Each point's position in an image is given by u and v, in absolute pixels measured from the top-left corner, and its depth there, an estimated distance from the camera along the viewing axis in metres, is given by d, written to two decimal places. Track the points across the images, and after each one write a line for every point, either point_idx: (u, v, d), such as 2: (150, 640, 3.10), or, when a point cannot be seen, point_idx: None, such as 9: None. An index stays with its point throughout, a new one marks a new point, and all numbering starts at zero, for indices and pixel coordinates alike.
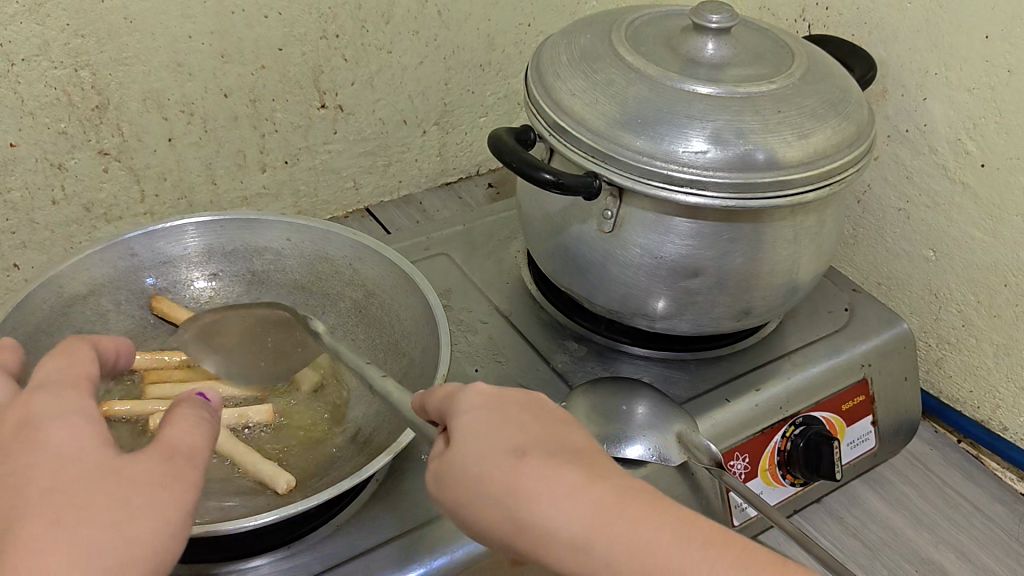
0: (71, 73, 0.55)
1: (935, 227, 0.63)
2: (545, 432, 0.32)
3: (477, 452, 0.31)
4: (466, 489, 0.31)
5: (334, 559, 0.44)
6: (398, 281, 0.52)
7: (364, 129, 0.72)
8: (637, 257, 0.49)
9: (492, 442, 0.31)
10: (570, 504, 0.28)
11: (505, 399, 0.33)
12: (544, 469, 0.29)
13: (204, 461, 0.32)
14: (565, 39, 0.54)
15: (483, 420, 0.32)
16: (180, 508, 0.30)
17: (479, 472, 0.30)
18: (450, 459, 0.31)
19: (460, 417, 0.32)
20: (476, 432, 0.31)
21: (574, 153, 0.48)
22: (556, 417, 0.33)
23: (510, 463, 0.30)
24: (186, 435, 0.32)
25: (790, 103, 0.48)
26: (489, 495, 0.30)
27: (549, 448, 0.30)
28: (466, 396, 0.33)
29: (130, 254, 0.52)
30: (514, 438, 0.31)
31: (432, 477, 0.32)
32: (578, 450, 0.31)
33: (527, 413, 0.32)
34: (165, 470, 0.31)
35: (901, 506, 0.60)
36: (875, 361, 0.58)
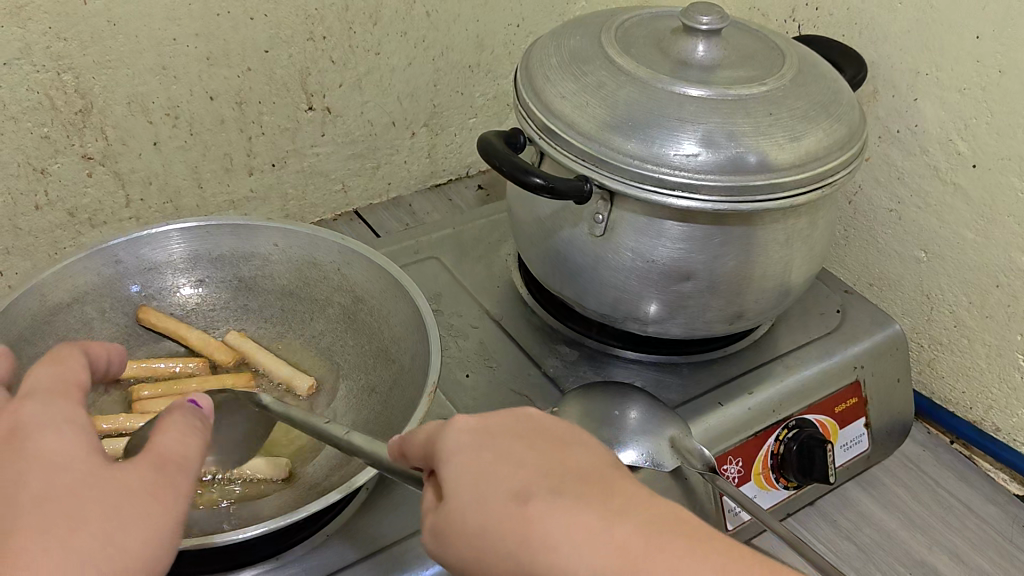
0: (54, 77, 0.54)
1: (927, 228, 0.62)
2: (543, 463, 0.29)
3: (476, 503, 0.28)
4: (474, 543, 0.28)
5: (325, 570, 0.43)
6: (386, 286, 0.51)
7: (352, 131, 0.71)
8: (628, 261, 0.49)
9: (488, 490, 0.28)
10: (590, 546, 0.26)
11: (496, 431, 0.31)
12: (555, 510, 0.27)
13: (195, 467, 0.32)
14: (554, 41, 0.53)
15: (474, 464, 0.30)
16: (172, 518, 0.30)
17: (486, 524, 0.28)
18: (451, 515, 0.29)
19: (447, 464, 0.30)
20: (469, 479, 0.29)
21: (562, 155, 0.47)
22: (554, 440, 0.31)
23: (514, 511, 0.28)
24: (178, 443, 0.32)
25: (781, 105, 0.47)
26: (501, 550, 0.27)
27: (552, 484, 0.28)
28: (449, 438, 0.31)
29: (115, 261, 0.51)
30: (512, 480, 0.29)
31: (433, 534, 0.30)
32: (588, 476, 0.29)
33: (520, 443, 0.30)
34: (155, 479, 0.30)
35: (894, 508, 0.60)
36: (867, 363, 0.58)
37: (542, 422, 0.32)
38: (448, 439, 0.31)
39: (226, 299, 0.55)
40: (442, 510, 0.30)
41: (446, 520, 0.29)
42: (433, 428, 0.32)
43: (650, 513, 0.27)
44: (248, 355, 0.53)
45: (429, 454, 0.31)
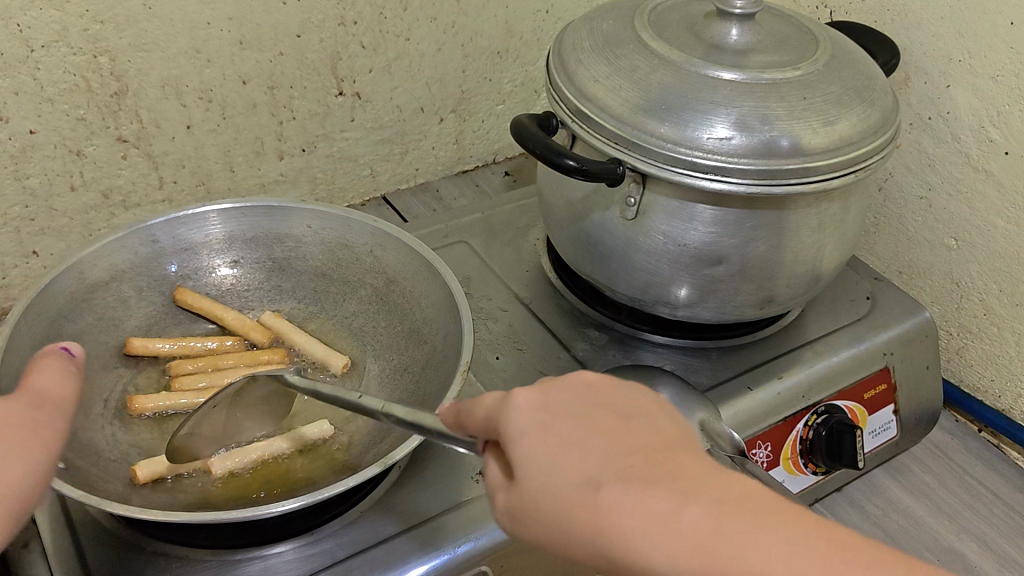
0: (90, 59, 0.55)
1: (958, 216, 0.62)
2: (613, 439, 0.26)
3: (547, 486, 0.26)
4: (546, 528, 0.26)
5: (358, 545, 0.44)
6: (418, 268, 0.52)
7: (381, 116, 0.72)
8: (660, 244, 0.49)
9: (558, 476, 0.25)
10: (676, 537, 0.23)
11: (559, 406, 0.28)
12: (629, 497, 0.24)
13: (70, 406, 0.34)
14: (587, 25, 0.53)
15: (539, 445, 0.26)
16: (48, 447, 0.31)
17: (558, 509, 0.25)
18: (521, 497, 0.26)
19: (510, 444, 0.27)
20: (536, 459, 0.26)
21: (595, 138, 0.48)
22: (619, 413, 0.27)
23: (589, 500, 0.25)
24: (55, 384, 0.34)
25: (815, 90, 0.47)
26: (575, 537, 0.25)
27: (625, 466, 0.25)
28: (511, 414, 0.27)
29: (152, 241, 0.52)
30: (582, 462, 0.25)
31: (504, 513, 0.27)
32: (663, 455, 0.26)
33: (586, 419, 0.27)
34: (33, 412, 0.32)
35: (921, 495, 0.60)
36: (897, 350, 0.58)
37: (603, 390, 0.29)
38: (509, 416, 0.27)
39: (260, 280, 0.56)
40: (511, 492, 0.27)
41: (515, 502, 0.27)
42: (494, 398, 0.29)
43: (736, 494, 0.24)
44: (284, 334, 0.53)
45: (490, 429, 0.28)
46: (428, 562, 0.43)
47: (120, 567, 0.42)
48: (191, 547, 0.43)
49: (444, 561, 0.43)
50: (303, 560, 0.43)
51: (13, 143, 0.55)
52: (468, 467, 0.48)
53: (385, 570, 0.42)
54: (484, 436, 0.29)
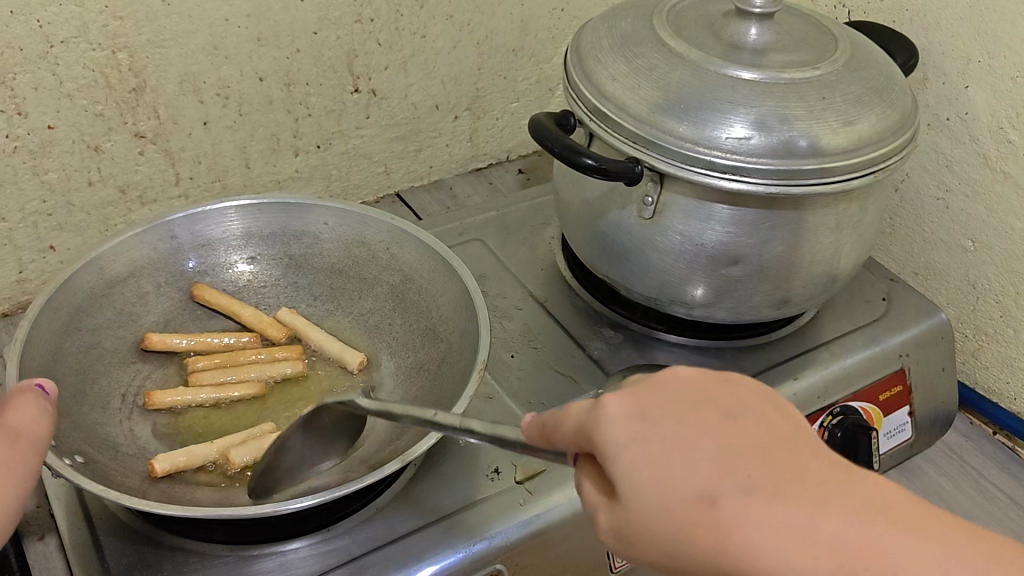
0: (109, 56, 0.55)
1: (975, 217, 0.62)
2: (722, 442, 0.25)
3: (659, 504, 0.25)
4: (661, 546, 0.25)
5: (373, 542, 0.44)
6: (435, 265, 0.52)
7: (396, 113, 0.72)
8: (677, 244, 0.49)
9: (670, 493, 0.25)
10: (812, 557, 0.23)
11: (654, 408, 0.26)
12: (753, 514, 0.23)
13: (43, 446, 0.33)
14: (606, 23, 0.53)
15: (643, 459, 0.25)
16: (14, 493, 0.30)
17: (672, 527, 0.24)
18: (630, 515, 0.25)
19: (611, 461, 0.26)
20: (643, 474, 0.25)
21: (612, 137, 0.47)
22: (720, 410, 0.26)
23: (709, 520, 0.24)
24: (33, 422, 0.33)
25: (835, 90, 0.47)
26: (692, 555, 0.24)
27: (740, 477, 0.24)
28: (606, 426, 0.26)
29: (170, 237, 0.52)
30: (692, 477, 0.24)
31: (609, 532, 0.27)
32: (776, 457, 0.25)
33: (688, 421, 0.26)
34: (9, 453, 0.31)
35: (936, 497, 0.60)
36: (912, 351, 0.58)
37: (695, 381, 0.27)
38: (606, 431, 0.26)
39: (277, 276, 0.56)
40: (617, 511, 0.26)
41: (623, 520, 0.26)
42: (584, 408, 0.27)
43: (858, 504, 0.24)
44: (301, 331, 0.53)
45: (582, 440, 0.27)
46: (443, 560, 0.43)
47: (138, 561, 0.42)
48: (208, 543, 0.43)
49: (460, 559, 0.43)
50: (319, 557, 0.43)
51: (32, 138, 0.55)
52: (484, 465, 0.48)
53: (401, 567, 0.42)
54: (575, 445, 0.28)
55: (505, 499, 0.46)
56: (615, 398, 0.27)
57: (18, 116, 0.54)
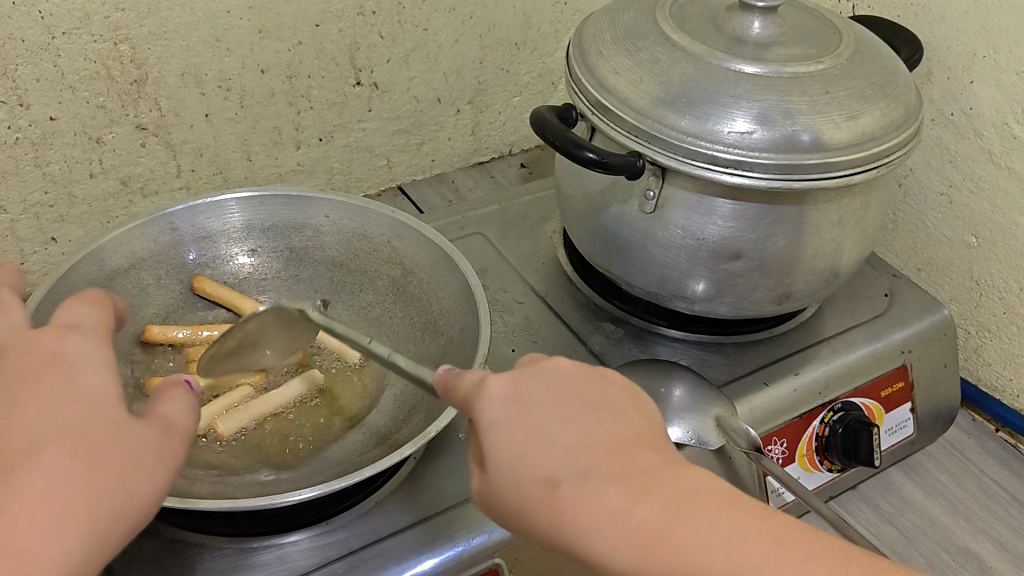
0: (110, 47, 0.55)
1: (979, 213, 0.62)
2: (576, 432, 0.30)
3: (515, 481, 0.30)
4: (515, 512, 0.30)
5: (373, 535, 0.44)
6: (436, 259, 0.52)
7: (398, 107, 0.72)
8: (678, 238, 0.49)
9: (522, 471, 0.29)
10: (630, 537, 0.27)
11: (527, 393, 0.31)
12: (586, 499, 0.28)
13: (189, 442, 0.32)
14: (608, 17, 0.53)
15: (507, 438, 0.30)
16: (163, 481, 0.30)
17: (523, 500, 0.30)
18: (494, 486, 0.30)
19: (485, 435, 0.30)
20: (506, 454, 0.30)
21: (615, 131, 0.47)
22: (583, 406, 0.31)
23: (551, 497, 0.29)
24: (184, 416, 0.33)
25: (838, 84, 0.47)
26: (537, 524, 0.29)
27: (582, 466, 0.29)
28: (484, 406, 0.31)
29: (171, 229, 0.52)
30: (544, 461, 0.29)
31: (483, 495, 0.32)
32: (618, 453, 0.29)
33: (553, 410, 0.30)
34: (164, 441, 0.31)
35: (937, 494, 0.59)
36: (915, 347, 0.58)
37: (574, 376, 0.32)
38: (484, 408, 0.31)
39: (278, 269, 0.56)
40: (486, 480, 0.31)
41: (490, 489, 0.31)
42: (472, 382, 0.32)
43: (675, 493, 0.28)
44: None
45: (466, 410, 0.32)
46: (442, 554, 0.43)
47: (138, 552, 0.42)
48: (209, 535, 0.43)
49: (458, 553, 0.43)
50: (319, 550, 0.43)
51: (33, 129, 0.55)
52: None
53: (400, 559, 0.42)
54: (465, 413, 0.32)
55: None
56: (499, 378, 0.31)
57: (20, 107, 0.54)
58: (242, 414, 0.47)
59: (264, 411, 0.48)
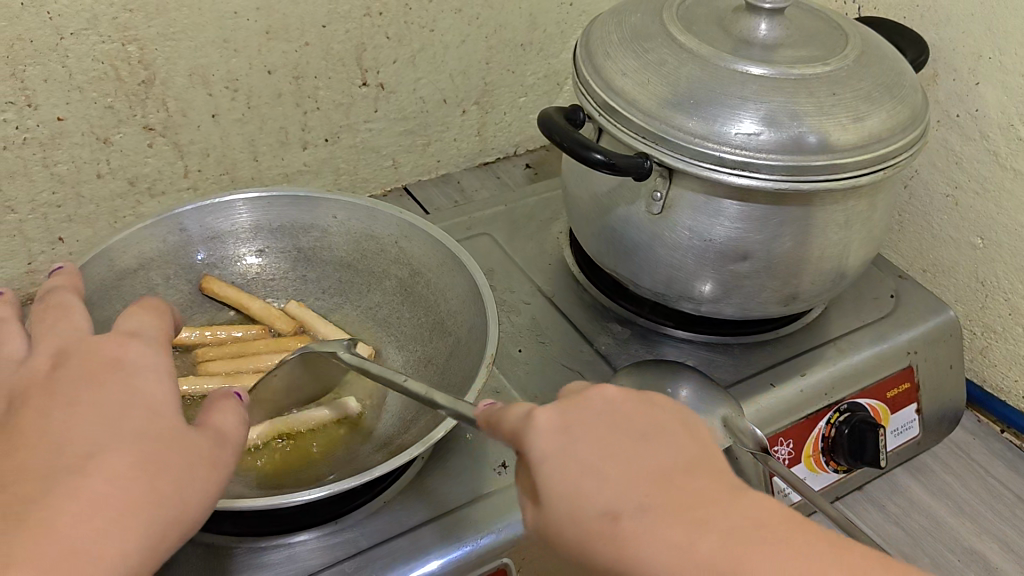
0: (119, 48, 0.55)
1: (985, 214, 0.62)
2: (634, 462, 0.28)
3: (571, 516, 0.27)
4: (571, 552, 0.27)
5: (382, 535, 0.44)
6: (443, 260, 0.52)
7: (404, 107, 0.72)
8: (685, 239, 0.49)
9: (577, 504, 0.27)
10: (701, 572, 0.25)
11: (580, 424, 0.29)
12: (652, 531, 0.26)
13: (240, 455, 0.33)
14: (615, 18, 0.53)
15: (562, 472, 0.28)
16: (215, 490, 0.31)
17: (580, 537, 0.27)
18: (548, 522, 0.28)
19: (537, 469, 0.28)
20: (561, 488, 0.27)
21: (622, 132, 0.47)
22: (636, 433, 0.29)
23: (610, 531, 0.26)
24: (235, 428, 0.33)
25: (845, 86, 0.47)
26: (598, 564, 0.27)
27: (643, 496, 0.27)
28: (535, 438, 0.28)
29: (180, 229, 0.52)
30: (603, 493, 0.27)
31: (534, 533, 0.29)
32: (680, 483, 0.27)
33: (607, 440, 0.28)
34: (216, 450, 0.32)
35: (943, 494, 0.60)
36: (921, 348, 0.58)
37: (624, 404, 0.30)
38: (534, 441, 0.28)
39: (286, 269, 0.57)
40: (538, 516, 0.28)
41: (543, 526, 0.28)
42: (520, 413, 0.30)
43: (744, 522, 0.26)
44: (307, 324, 0.54)
45: (514, 442, 0.29)
46: (451, 554, 0.43)
47: None
48: (220, 534, 0.44)
49: (467, 553, 0.43)
50: (328, 549, 0.43)
51: (41, 129, 0.56)
52: (491, 459, 0.48)
53: (408, 559, 0.43)
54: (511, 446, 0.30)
55: (513, 493, 0.46)
56: (547, 409, 0.29)
57: (29, 108, 0.54)
58: (266, 425, 0.46)
59: (282, 428, 0.47)
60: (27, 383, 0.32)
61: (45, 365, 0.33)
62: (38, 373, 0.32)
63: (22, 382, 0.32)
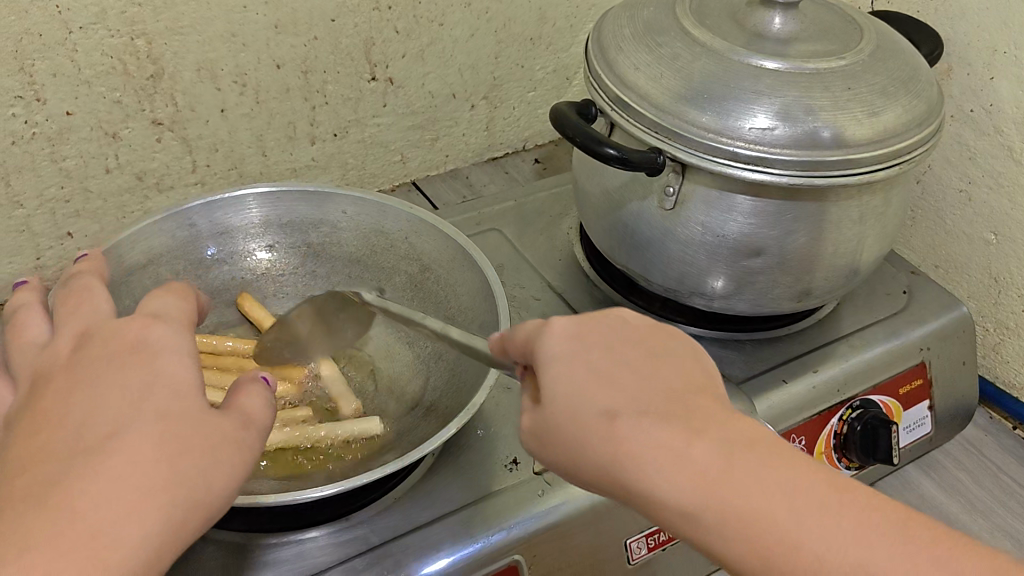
0: (128, 42, 0.55)
1: (999, 209, 0.61)
2: (636, 375, 0.30)
3: (573, 412, 0.30)
4: (572, 446, 0.30)
5: (393, 532, 0.44)
6: (454, 255, 0.52)
7: (413, 102, 0.71)
8: (698, 235, 0.49)
9: (577, 402, 0.30)
10: (683, 472, 0.27)
11: (592, 334, 0.32)
12: (644, 428, 0.29)
13: (267, 437, 0.32)
14: (628, 12, 0.53)
15: (568, 374, 0.31)
16: (239, 476, 0.30)
17: (580, 433, 0.30)
18: (552, 418, 0.31)
19: (546, 370, 0.31)
20: (566, 389, 0.30)
21: (634, 127, 0.47)
22: (646, 353, 0.31)
23: (606, 428, 0.29)
24: (262, 413, 0.32)
25: (860, 80, 0.47)
26: (593, 458, 0.30)
27: (641, 401, 0.29)
28: (548, 345, 0.32)
29: (189, 224, 0.52)
30: (605, 397, 0.30)
31: (537, 435, 0.32)
32: (678, 394, 0.30)
33: (616, 353, 0.31)
34: (242, 434, 0.30)
35: (955, 491, 0.59)
36: (934, 344, 0.57)
37: (637, 328, 0.32)
38: (548, 346, 0.31)
39: (296, 265, 0.57)
40: (542, 417, 0.31)
41: (547, 423, 0.31)
42: (535, 327, 0.33)
43: (733, 436, 0.28)
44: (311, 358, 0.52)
45: (529, 350, 0.33)
46: (462, 551, 0.43)
47: None
48: (228, 531, 0.43)
49: (478, 549, 0.43)
50: (339, 547, 0.43)
51: (49, 124, 0.55)
52: (502, 455, 0.48)
53: (418, 555, 0.42)
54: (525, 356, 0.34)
55: (524, 490, 0.45)
56: (563, 322, 0.32)
57: (36, 103, 0.54)
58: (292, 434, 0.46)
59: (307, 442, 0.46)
60: (47, 366, 0.31)
61: (65, 346, 0.32)
62: (59, 355, 0.31)
63: (42, 365, 0.31)
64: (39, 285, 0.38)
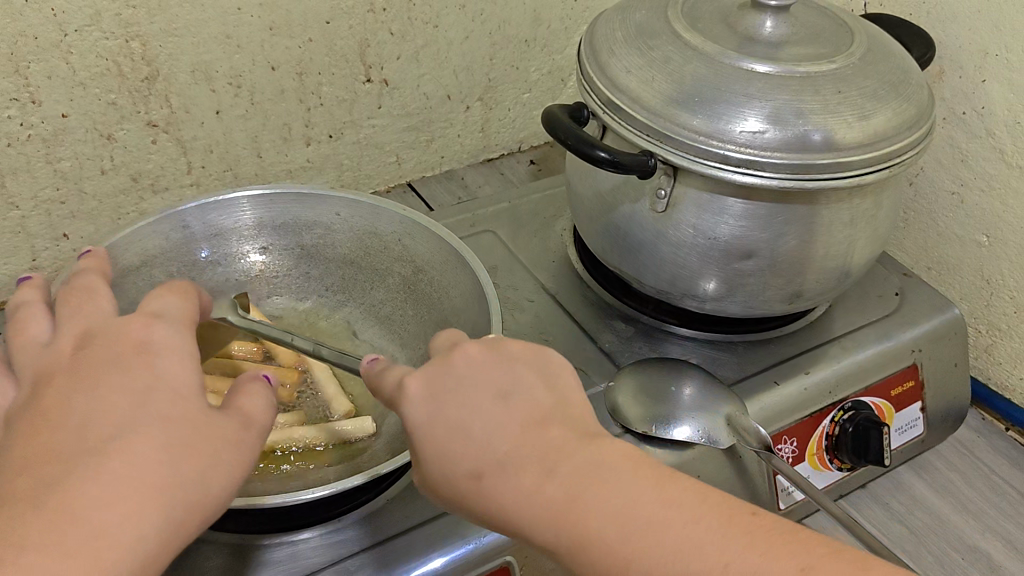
0: (122, 44, 0.55)
1: (991, 211, 0.62)
2: (493, 424, 0.32)
3: (445, 473, 0.32)
4: (456, 499, 0.33)
5: (385, 533, 0.44)
6: (447, 257, 0.52)
7: (408, 104, 0.72)
8: (690, 237, 0.49)
9: (448, 464, 0.32)
10: (547, 518, 0.30)
11: (444, 390, 0.33)
12: (509, 482, 0.31)
13: (265, 439, 0.32)
14: (620, 15, 0.53)
15: (433, 437, 0.32)
16: (237, 478, 0.30)
17: (459, 490, 0.32)
18: (430, 474, 0.33)
19: (414, 434, 0.33)
20: (434, 452, 0.32)
21: (626, 130, 0.47)
22: (498, 392, 0.32)
23: (479, 487, 0.31)
24: (262, 413, 0.32)
25: (850, 83, 0.47)
26: (474, 509, 0.32)
27: (501, 452, 0.31)
28: (410, 407, 0.33)
29: (183, 226, 0.52)
30: (470, 457, 0.31)
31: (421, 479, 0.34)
32: (533, 435, 0.31)
33: (469, 403, 0.32)
34: (240, 437, 0.31)
35: (946, 492, 0.59)
36: (926, 346, 0.57)
37: (485, 358, 0.33)
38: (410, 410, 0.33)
39: (289, 265, 0.57)
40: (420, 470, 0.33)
41: (426, 476, 0.33)
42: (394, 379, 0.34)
43: (585, 470, 0.30)
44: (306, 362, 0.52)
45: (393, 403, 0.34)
46: (454, 553, 0.43)
47: None
48: (221, 532, 0.43)
49: (470, 550, 0.43)
50: (331, 548, 0.43)
51: (44, 126, 0.56)
52: None
53: (410, 557, 0.43)
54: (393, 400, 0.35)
55: None
56: (415, 378, 0.33)
57: (32, 104, 0.54)
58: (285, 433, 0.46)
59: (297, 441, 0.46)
60: (48, 365, 0.31)
61: (67, 346, 0.32)
62: (62, 355, 0.31)
63: (44, 364, 0.31)
64: (42, 282, 0.38)
